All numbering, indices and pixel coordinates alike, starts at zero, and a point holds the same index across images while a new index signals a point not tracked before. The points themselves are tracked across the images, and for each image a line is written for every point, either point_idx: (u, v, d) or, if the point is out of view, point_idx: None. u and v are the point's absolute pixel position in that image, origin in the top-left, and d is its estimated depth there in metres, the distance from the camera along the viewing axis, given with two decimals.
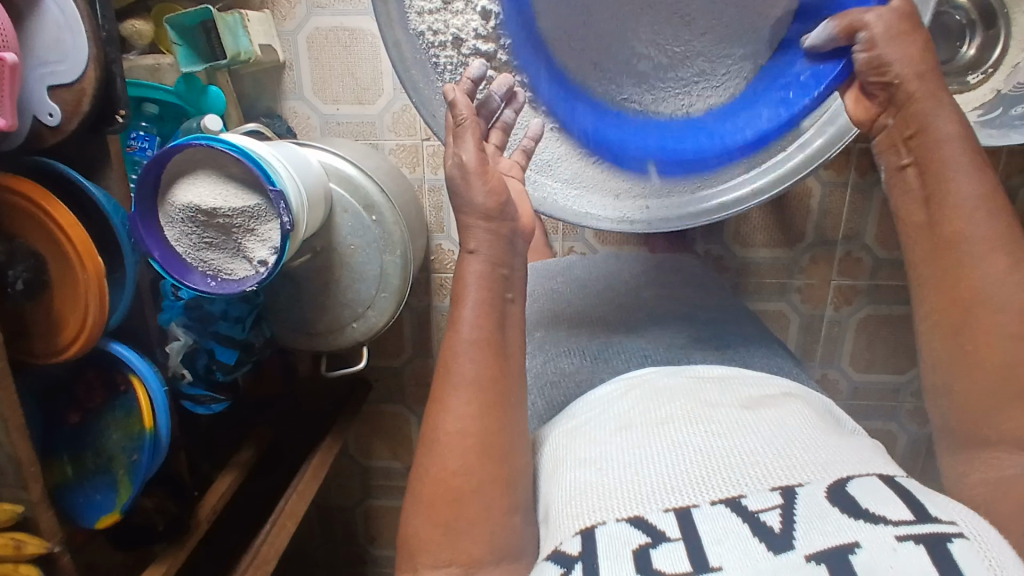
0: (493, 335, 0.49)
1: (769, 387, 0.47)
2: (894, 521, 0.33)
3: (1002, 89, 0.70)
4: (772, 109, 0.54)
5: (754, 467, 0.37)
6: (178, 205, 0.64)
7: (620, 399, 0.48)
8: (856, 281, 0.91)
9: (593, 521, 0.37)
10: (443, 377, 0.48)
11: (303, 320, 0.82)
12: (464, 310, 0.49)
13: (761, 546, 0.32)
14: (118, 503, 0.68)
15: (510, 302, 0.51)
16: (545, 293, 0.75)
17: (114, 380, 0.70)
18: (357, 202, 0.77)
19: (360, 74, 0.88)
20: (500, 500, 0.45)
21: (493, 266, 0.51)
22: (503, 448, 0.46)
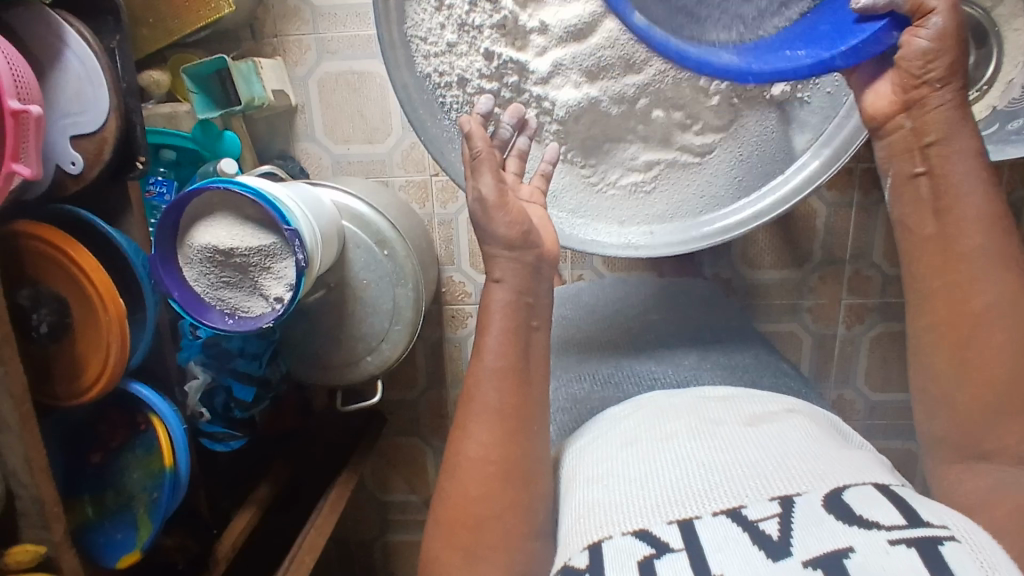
0: (515, 366, 0.49)
1: (772, 404, 0.47)
2: (887, 526, 0.33)
3: (998, 104, 0.72)
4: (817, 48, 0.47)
5: (756, 478, 0.38)
6: (197, 246, 0.66)
7: (623, 418, 0.48)
8: (867, 299, 0.91)
9: (599, 536, 0.37)
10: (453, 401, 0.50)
11: (317, 354, 0.83)
12: (488, 338, 0.50)
13: (760, 551, 0.33)
14: (137, 542, 0.68)
15: (534, 329, 0.51)
16: (556, 320, 0.75)
17: (135, 419, 0.71)
18: (369, 237, 0.79)
19: (369, 114, 0.91)
20: (506, 521, 0.45)
21: (517, 295, 0.51)
22: (514, 475, 0.47)
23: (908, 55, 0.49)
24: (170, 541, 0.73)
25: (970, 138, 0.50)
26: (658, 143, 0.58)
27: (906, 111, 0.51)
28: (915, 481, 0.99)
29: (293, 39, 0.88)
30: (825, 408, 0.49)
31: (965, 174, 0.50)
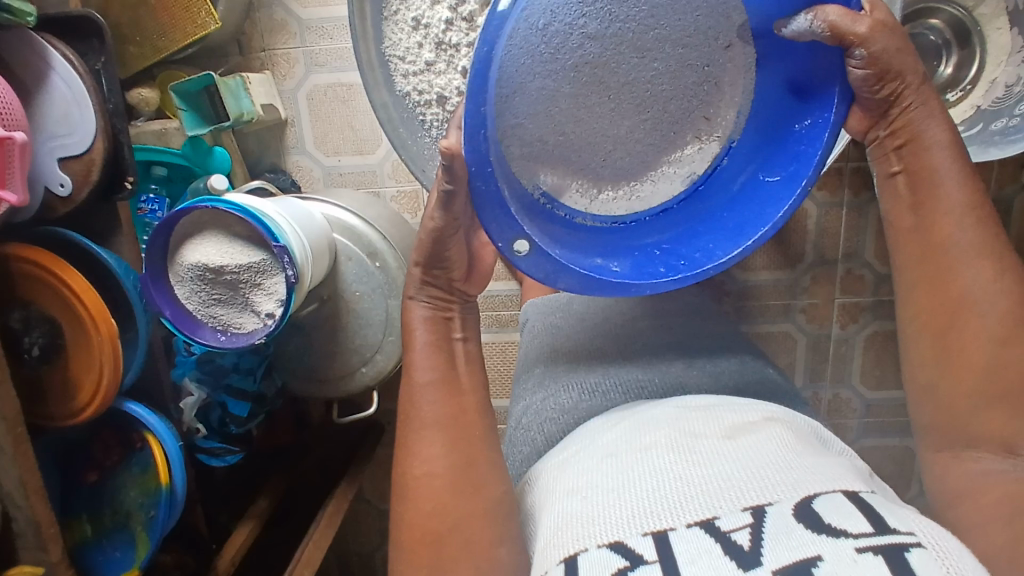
0: (448, 377, 0.54)
1: (752, 412, 0.47)
2: (854, 534, 0.33)
3: (982, 104, 0.71)
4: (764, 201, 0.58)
5: (729, 488, 0.38)
6: (187, 265, 0.67)
7: (605, 431, 0.49)
8: (859, 299, 0.91)
9: (575, 549, 0.37)
10: (422, 419, 0.52)
11: (313, 366, 0.84)
12: (415, 354, 0.55)
13: (730, 562, 0.33)
14: (135, 560, 0.69)
15: (458, 341, 0.57)
16: (545, 328, 0.75)
17: (131, 438, 0.71)
18: (360, 250, 0.80)
19: (358, 125, 0.91)
20: (491, 534, 0.46)
21: (438, 313, 0.57)
22: (474, 483, 0.49)
23: (859, 83, 0.51)
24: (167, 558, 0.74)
25: (943, 126, 0.52)
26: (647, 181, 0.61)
27: (880, 122, 0.53)
28: (915, 479, 0.99)
29: (281, 53, 0.88)
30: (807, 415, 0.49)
31: (945, 166, 0.52)
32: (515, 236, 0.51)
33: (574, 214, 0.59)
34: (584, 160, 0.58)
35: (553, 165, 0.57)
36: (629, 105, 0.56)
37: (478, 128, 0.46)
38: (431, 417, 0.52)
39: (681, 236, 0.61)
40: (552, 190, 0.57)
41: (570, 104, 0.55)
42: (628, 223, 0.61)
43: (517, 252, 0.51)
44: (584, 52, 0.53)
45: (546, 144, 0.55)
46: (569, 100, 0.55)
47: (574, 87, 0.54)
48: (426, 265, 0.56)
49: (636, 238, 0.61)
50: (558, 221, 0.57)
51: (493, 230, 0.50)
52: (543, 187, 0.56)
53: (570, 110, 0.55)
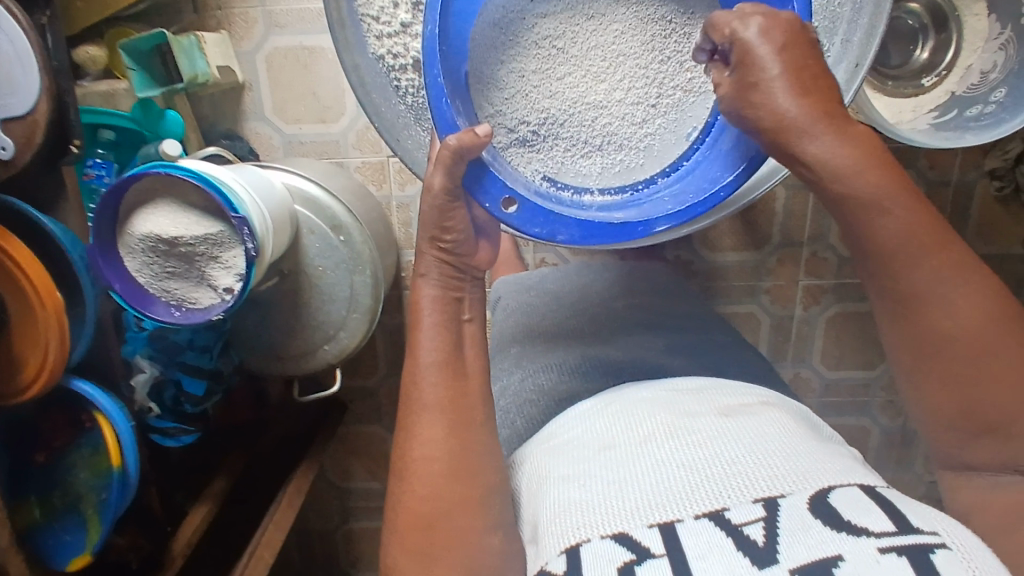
0: (451, 358, 0.51)
1: (747, 395, 0.47)
2: (875, 533, 0.34)
3: (956, 91, 0.72)
4: (727, 158, 0.50)
5: (735, 476, 0.38)
6: (138, 236, 0.63)
7: (596, 411, 0.48)
8: (822, 281, 0.92)
9: (576, 538, 0.37)
10: (422, 400, 0.50)
11: (271, 344, 0.81)
12: (422, 335, 0.52)
13: (744, 557, 0.33)
14: (88, 543, 0.66)
15: (466, 323, 0.53)
16: (520, 306, 0.75)
17: (78, 417, 0.69)
18: (323, 223, 0.77)
19: (321, 92, 0.87)
20: (478, 521, 0.45)
21: (446, 291, 0.53)
22: (472, 469, 0.47)
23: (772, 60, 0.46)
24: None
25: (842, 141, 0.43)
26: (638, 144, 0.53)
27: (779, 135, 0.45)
28: (867, 457, 1.01)
29: (239, 12, 0.84)
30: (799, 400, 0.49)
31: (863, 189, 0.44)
32: (503, 196, 0.51)
33: (582, 192, 0.53)
34: (577, 138, 0.53)
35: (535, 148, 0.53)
36: (601, 71, 0.52)
37: (441, 96, 0.48)
38: (432, 400, 0.49)
39: (665, 207, 0.50)
40: (556, 173, 0.53)
41: (543, 83, 0.52)
42: (639, 187, 0.53)
43: (507, 210, 0.51)
44: (542, 27, 0.51)
45: (534, 130, 0.53)
46: (540, 78, 0.52)
47: (540, 64, 0.52)
48: (432, 236, 0.52)
49: (648, 198, 0.52)
50: (563, 201, 0.52)
51: (475, 188, 0.50)
52: (544, 173, 0.53)
53: (543, 88, 0.52)
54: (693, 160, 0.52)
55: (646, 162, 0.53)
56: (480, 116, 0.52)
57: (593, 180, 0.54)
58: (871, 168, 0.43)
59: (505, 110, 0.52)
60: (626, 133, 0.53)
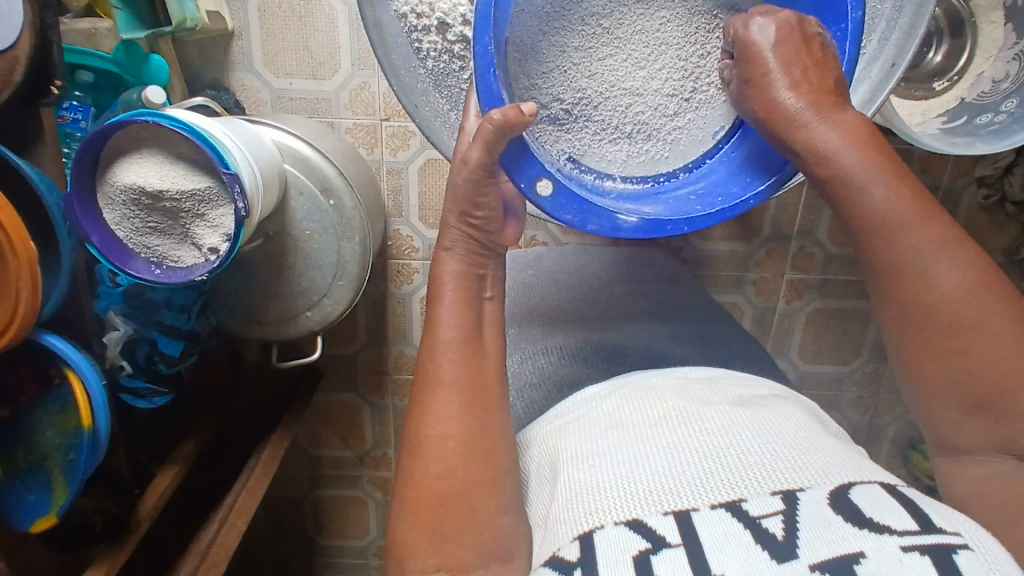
0: (470, 335, 0.49)
1: (759, 387, 0.48)
2: (899, 531, 0.32)
3: (966, 98, 0.73)
4: (755, 168, 0.52)
5: (754, 468, 0.37)
6: (121, 187, 0.59)
7: (604, 397, 0.48)
8: (807, 275, 0.93)
9: (590, 525, 0.36)
10: (440, 377, 0.47)
11: (251, 307, 0.79)
12: (441, 310, 0.49)
13: (765, 553, 0.32)
14: (52, 505, 0.64)
15: (487, 301, 0.52)
16: (518, 286, 0.77)
17: (47, 373, 0.65)
18: (313, 185, 0.74)
19: (315, 47, 0.83)
20: (491, 501, 0.43)
21: (468, 266, 0.52)
22: (488, 450, 0.45)
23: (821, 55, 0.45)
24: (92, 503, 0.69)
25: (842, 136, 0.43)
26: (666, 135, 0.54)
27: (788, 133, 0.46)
28: None
29: None
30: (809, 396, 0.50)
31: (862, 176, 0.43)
32: (537, 177, 0.49)
33: (605, 178, 0.53)
34: (609, 122, 0.52)
35: (566, 128, 0.52)
36: (642, 57, 0.51)
37: (489, 67, 0.45)
38: (450, 377, 0.47)
39: (685, 208, 0.51)
40: (581, 156, 0.52)
41: (582, 62, 0.51)
42: (661, 180, 0.54)
43: (541, 194, 0.48)
44: (590, 3, 0.50)
45: (567, 108, 0.51)
46: (580, 56, 0.51)
47: (582, 42, 0.51)
48: (463, 211, 0.50)
49: (670, 192, 0.53)
50: (586, 184, 0.51)
51: (513, 169, 0.48)
52: (569, 154, 0.52)
53: (581, 67, 0.51)
54: (716, 159, 0.54)
55: (670, 156, 0.54)
56: (518, 89, 0.49)
57: (616, 167, 0.54)
58: (860, 148, 0.43)
59: (542, 85, 0.51)
60: (658, 121, 0.53)
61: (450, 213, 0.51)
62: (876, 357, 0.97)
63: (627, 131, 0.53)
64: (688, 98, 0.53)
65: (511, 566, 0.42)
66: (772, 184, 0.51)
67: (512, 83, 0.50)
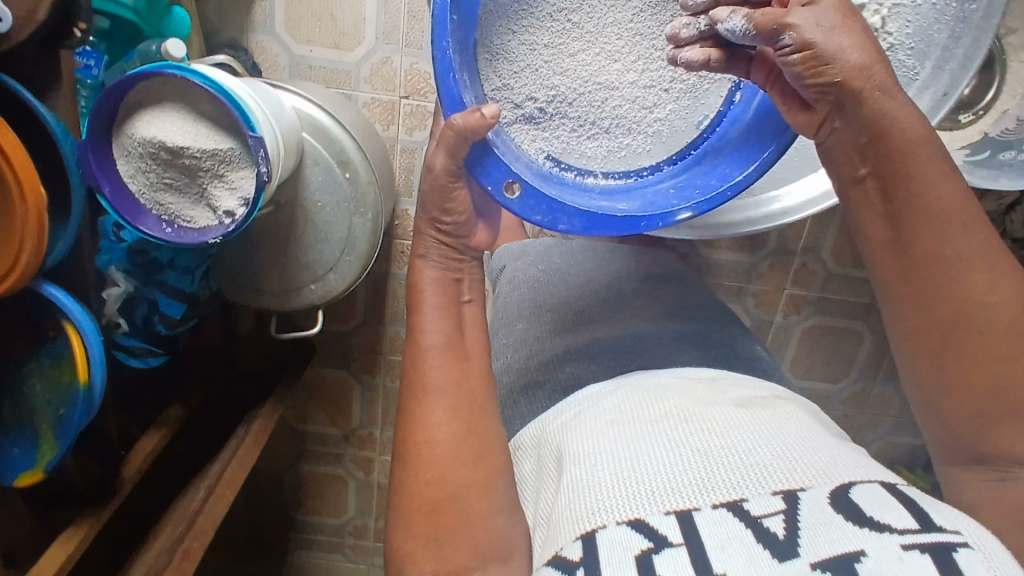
0: (452, 337, 0.53)
1: (760, 389, 0.50)
2: (899, 530, 0.33)
3: (990, 132, 0.74)
4: (728, 158, 0.57)
5: (754, 467, 0.38)
6: (138, 139, 0.57)
7: (607, 394, 0.49)
8: (807, 292, 0.94)
9: (592, 525, 0.36)
10: (427, 383, 0.51)
11: (255, 276, 0.78)
12: (422, 314, 0.54)
13: (764, 551, 0.33)
14: (39, 461, 0.63)
15: (465, 303, 0.56)
16: (528, 281, 0.79)
17: (42, 326, 0.64)
18: (330, 157, 0.73)
19: (340, 16, 0.81)
20: (485, 504, 0.46)
21: (444, 271, 0.56)
22: (476, 453, 0.48)
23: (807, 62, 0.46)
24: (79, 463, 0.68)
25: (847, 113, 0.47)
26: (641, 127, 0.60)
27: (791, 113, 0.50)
28: None
29: None
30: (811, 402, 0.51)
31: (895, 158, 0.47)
32: (505, 179, 0.53)
33: (587, 173, 0.59)
34: (585, 118, 0.58)
35: (544, 123, 0.58)
36: (614, 51, 0.57)
37: (449, 70, 0.50)
38: (438, 383, 0.51)
39: (662, 202, 0.56)
40: (561, 153, 0.59)
41: (554, 58, 0.56)
42: (643, 172, 0.61)
43: (510, 193, 0.53)
44: (557, 2, 0.55)
45: (542, 106, 0.57)
46: (551, 54, 0.56)
47: (553, 39, 0.56)
48: (433, 217, 0.55)
49: (651, 185, 0.59)
50: (567, 180, 0.58)
51: (477, 170, 0.53)
52: (548, 152, 0.58)
53: (554, 64, 0.56)
54: (700, 149, 0.60)
55: (652, 149, 0.61)
56: (491, 89, 0.55)
57: (597, 161, 0.60)
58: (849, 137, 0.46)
59: (514, 85, 0.56)
60: (632, 115, 0.59)
61: (422, 219, 0.56)
62: (864, 377, 0.99)
63: (602, 127, 0.59)
64: (661, 88, 0.58)
65: (509, 566, 0.44)
66: (751, 172, 0.54)
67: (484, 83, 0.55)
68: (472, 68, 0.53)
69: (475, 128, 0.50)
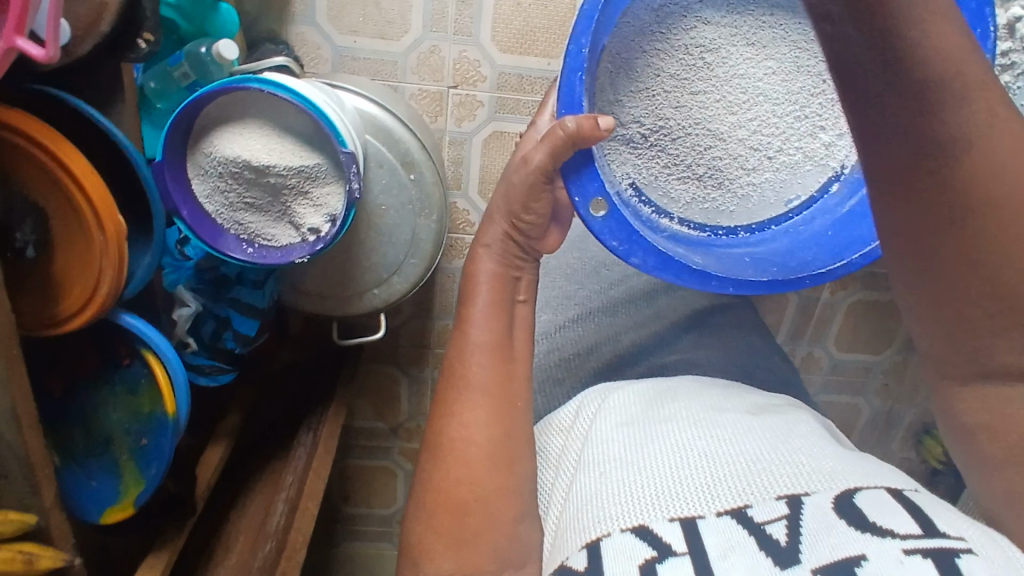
0: (502, 346, 0.49)
1: (775, 398, 0.50)
2: (902, 535, 0.31)
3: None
4: (818, 250, 0.55)
5: (761, 474, 0.37)
6: (217, 158, 0.54)
7: (619, 394, 0.50)
8: (853, 269, 0.94)
9: (598, 533, 0.37)
10: (468, 380, 0.48)
11: (315, 281, 0.75)
12: (474, 311, 0.51)
13: (766, 559, 0.32)
14: (126, 494, 0.61)
15: (520, 303, 0.54)
16: (562, 269, 0.73)
17: (115, 352, 0.60)
18: (395, 158, 0.70)
19: (385, 4, 0.77)
20: (512, 511, 0.43)
21: (505, 268, 0.53)
22: (511, 458, 0.45)
23: None
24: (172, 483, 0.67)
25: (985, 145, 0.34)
26: (733, 184, 0.57)
27: None
28: (853, 434, 1.09)
29: None
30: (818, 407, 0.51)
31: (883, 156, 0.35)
32: (595, 195, 0.52)
33: (663, 215, 0.57)
34: (682, 158, 0.56)
35: (642, 154, 0.55)
36: (735, 101, 0.54)
37: (577, 71, 0.49)
38: (479, 381, 0.48)
39: (732, 266, 0.55)
40: (645, 184, 0.56)
41: (674, 91, 0.54)
42: (719, 232, 0.58)
43: (594, 214, 0.51)
44: (697, 36, 0.52)
45: (645, 134, 0.54)
46: (673, 85, 0.53)
47: (679, 71, 0.53)
48: (512, 213, 0.53)
49: (725, 246, 0.58)
50: (643, 218, 0.55)
51: (571, 176, 0.51)
52: (634, 180, 0.56)
53: (672, 96, 0.54)
54: (781, 227, 0.58)
55: (735, 211, 0.58)
56: (601, 102, 0.53)
57: (678, 206, 0.57)
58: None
59: (626, 105, 0.53)
60: (734, 168, 0.56)
61: (499, 211, 0.54)
62: (904, 349, 1.01)
63: (698, 172, 0.56)
64: (769, 153, 0.56)
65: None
66: (836, 270, 0.53)
67: (597, 94, 0.53)
68: (594, 76, 0.52)
69: (588, 136, 0.48)
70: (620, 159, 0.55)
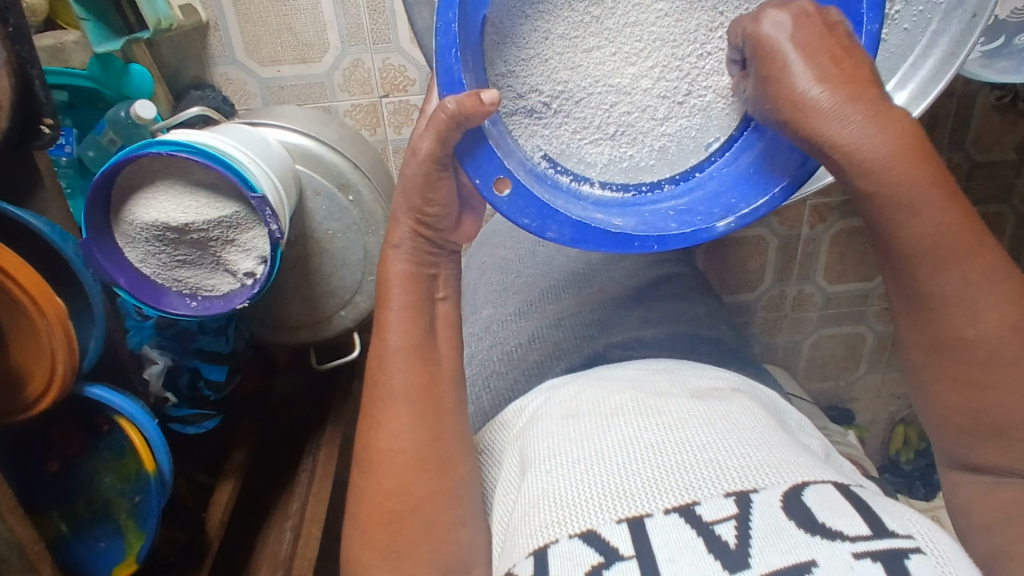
0: (422, 344, 0.47)
1: (719, 381, 0.46)
2: (852, 536, 0.30)
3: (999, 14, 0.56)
4: (739, 195, 0.47)
5: (708, 466, 0.34)
6: (139, 224, 0.55)
7: (564, 390, 0.46)
8: (829, 199, 0.91)
9: (547, 538, 0.33)
10: (389, 387, 0.45)
11: (281, 315, 0.77)
12: (390, 316, 0.47)
13: (714, 562, 0.29)
14: (129, 551, 0.64)
15: (440, 301, 0.50)
16: (499, 264, 0.79)
17: (95, 422, 0.63)
18: (329, 182, 0.71)
19: (299, 28, 0.77)
20: (447, 514, 0.42)
21: (417, 266, 0.49)
22: (446, 462, 0.43)
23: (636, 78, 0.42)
24: (179, 533, 0.71)
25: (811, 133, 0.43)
26: (650, 137, 0.49)
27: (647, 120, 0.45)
28: (861, 361, 1.08)
29: None
30: (764, 385, 0.48)
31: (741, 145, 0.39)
32: (496, 175, 0.45)
33: (581, 181, 0.49)
34: (590, 120, 0.48)
35: (545, 122, 0.48)
36: (632, 51, 0.47)
37: (452, 47, 0.41)
38: (401, 388, 0.45)
39: (652, 221, 0.47)
40: (559, 154, 0.49)
41: (566, 51, 0.47)
42: (644, 189, 0.50)
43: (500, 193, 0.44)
44: None
45: (546, 101, 0.47)
46: (564, 45, 0.47)
47: (568, 29, 0.46)
48: (413, 208, 0.48)
49: (649, 203, 0.49)
50: (558, 186, 0.48)
51: (468, 161, 0.44)
52: (546, 152, 0.48)
53: (565, 57, 0.47)
54: (705, 172, 0.49)
55: (656, 164, 0.50)
56: (492, 75, 0.46)
57: (596, 169, 0.49)
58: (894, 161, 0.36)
59: (519, 74, 0.46)
60: (646, 121, 0.49)
61: (402, 209, 0.48)
62: None
63: (609, 130, 0.49)
64: (681, 97, 0.48)
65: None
66: (737, 218, 0.45)
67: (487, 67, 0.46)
68: (477, 53, 0.43)
69: (471, 114, 0.41)
70: (518, 129, 0.47)
